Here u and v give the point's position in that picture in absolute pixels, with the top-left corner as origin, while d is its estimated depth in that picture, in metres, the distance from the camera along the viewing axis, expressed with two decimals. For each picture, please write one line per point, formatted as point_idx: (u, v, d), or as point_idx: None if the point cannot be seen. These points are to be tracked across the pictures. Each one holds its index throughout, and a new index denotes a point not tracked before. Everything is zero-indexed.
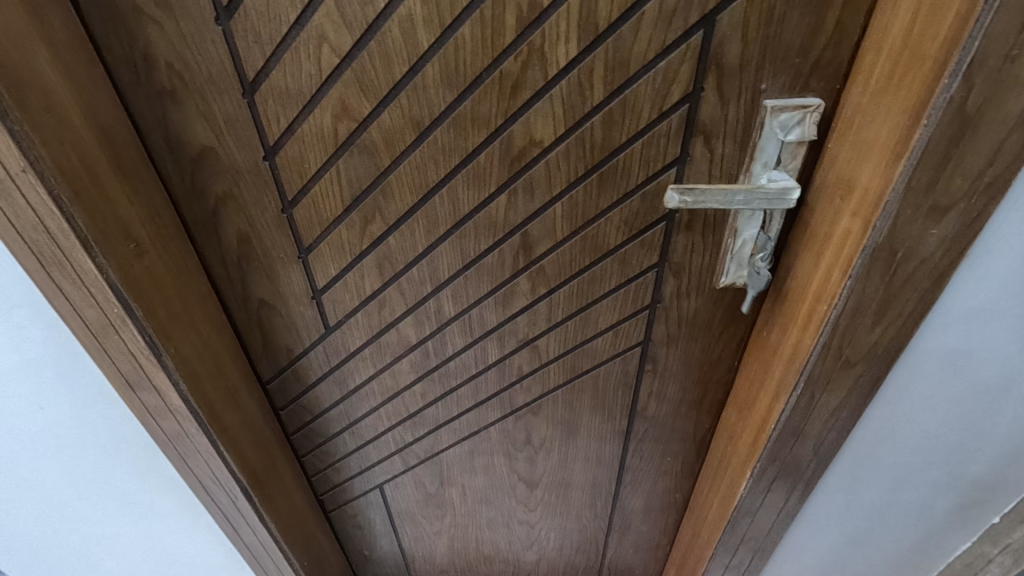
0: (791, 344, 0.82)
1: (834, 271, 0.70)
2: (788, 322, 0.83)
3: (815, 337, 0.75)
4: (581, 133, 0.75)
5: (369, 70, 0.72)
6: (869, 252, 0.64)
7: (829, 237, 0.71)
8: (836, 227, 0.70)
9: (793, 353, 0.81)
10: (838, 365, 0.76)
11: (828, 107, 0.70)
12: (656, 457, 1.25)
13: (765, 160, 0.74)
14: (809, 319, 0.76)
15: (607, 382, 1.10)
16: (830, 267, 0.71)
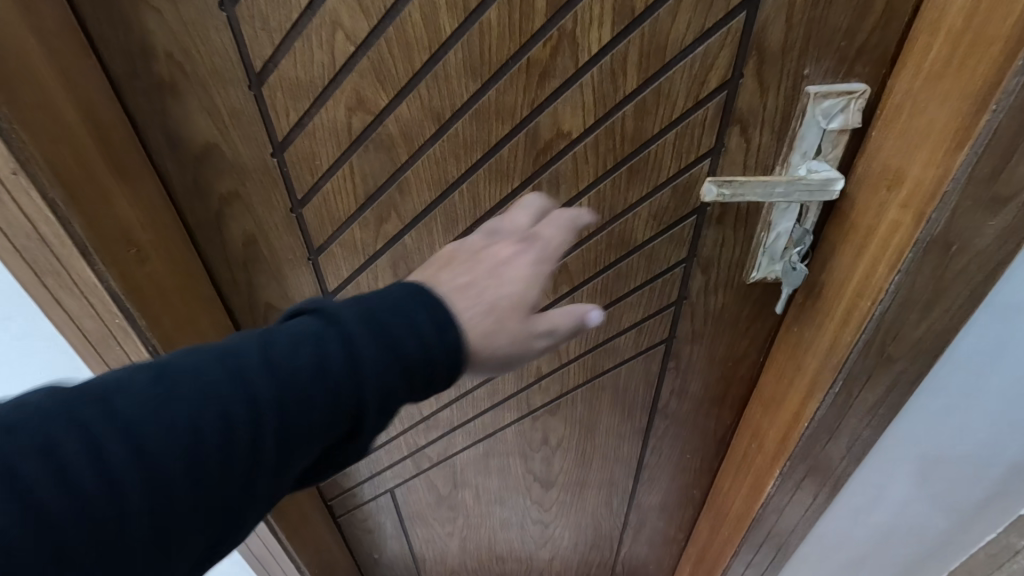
0: (824, 340, 0.78)
1: (877, 264, 0.67)
2: (821, 319, 0.79)
3: (853, 334, 0.71)
4: (611, 124, 0.71)
5: (386, 58, 0.67)
6: (921, 246, 0.61)
7: (871, 228, 0.67)
8: (881, 219, 0.66)
9: (828, 350, 0.77)
10: (878, 362, 0.73)
11: (872, 94, 0.67)
12: (675, 454, 1.23)
13: (805, 150, 0.70)
14: (846, 315, 0.72)
15: (628, 380, 1.07)
16: (872, 261, 0.67)
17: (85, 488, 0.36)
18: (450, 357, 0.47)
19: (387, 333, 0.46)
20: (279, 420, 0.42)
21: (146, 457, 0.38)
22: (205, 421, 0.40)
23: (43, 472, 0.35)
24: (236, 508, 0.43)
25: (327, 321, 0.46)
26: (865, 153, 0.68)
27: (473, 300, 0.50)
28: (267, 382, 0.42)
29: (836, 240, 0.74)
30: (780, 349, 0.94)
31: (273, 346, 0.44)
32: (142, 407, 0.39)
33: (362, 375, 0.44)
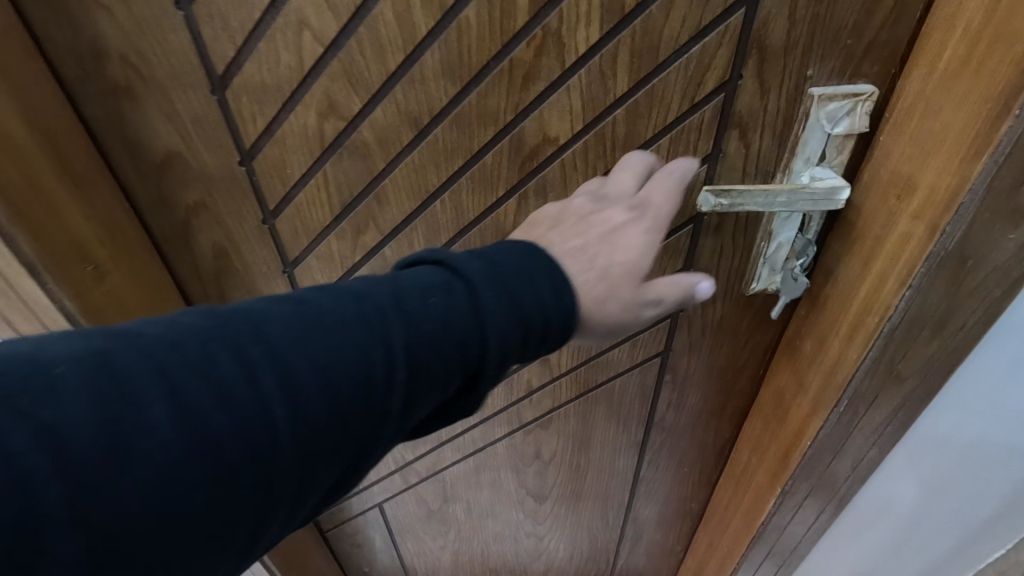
0: (829, 356, 0.73)
1: (886, 276, 0.62)
2: (826, 334, 0.74)
3: (862, 351, 0.67)
4: (601, 128, 0.66)
5: (358, 60, 0.62)
6: (936, 259, 0.57)
7: (881, 238, 0.63)
8: (891, 230, 0.61)
9: (834, 366, 0.72)
10: (887, 380, 0.69)
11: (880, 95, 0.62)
12: (672, 467, 1.19)
13: (807, 156, 0.65)
14: (852, 330, 0.68)
15: (622, 394, 1.02)
16: (882, 273, 0.63)
17: (235, 411, 0.38)
18: (564, 321, 0.50)
19: (509, 289, 0.48)
20: (408, 364, 0.44)
21: (289, 387, 0.40)
22: (343, 360, 0.42)
23: (202, 392, 0.38)
24: (364, 447, 0.44)
25: (455, 274, 0.48)
26: (873, 157, 0.63)
27: (583, 267, 0.53)
28: (399, 325, 0.44)
29: (840, 251, 0.69)
30: (779, 362, 0.89)
31: (403, 292, 0.46)
32: (286, 340, 0.41)
33: (488, 326, 0.47)
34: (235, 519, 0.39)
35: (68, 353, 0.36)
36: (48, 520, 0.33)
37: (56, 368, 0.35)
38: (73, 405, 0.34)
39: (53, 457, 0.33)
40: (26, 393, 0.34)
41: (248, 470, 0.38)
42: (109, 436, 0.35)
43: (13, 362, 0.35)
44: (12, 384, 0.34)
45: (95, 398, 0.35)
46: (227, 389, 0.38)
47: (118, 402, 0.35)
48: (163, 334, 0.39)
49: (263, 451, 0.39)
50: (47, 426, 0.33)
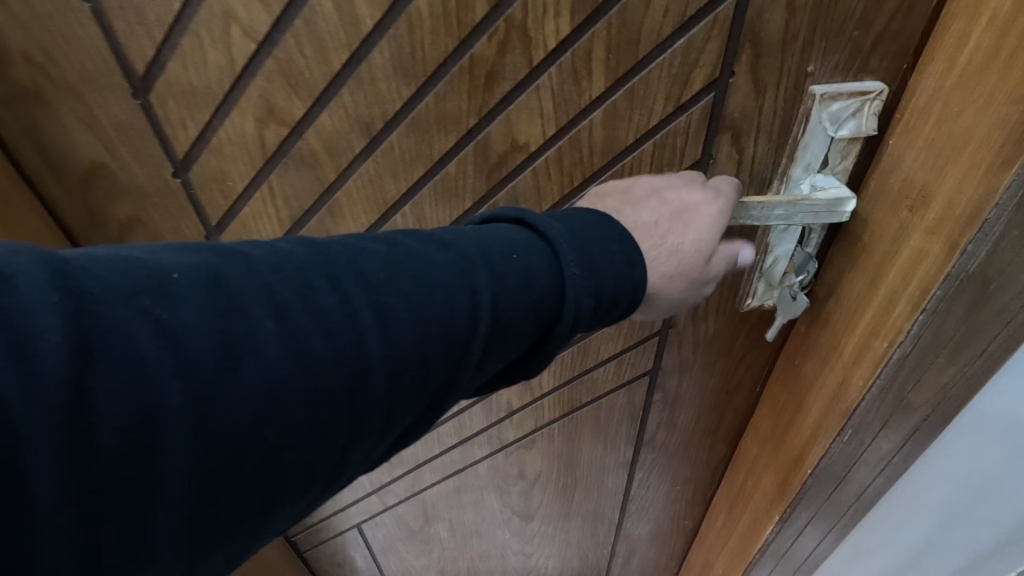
0: (833, 380, 0.67)
1: (896, 298, 0.56)
2: (828, 354, 0.67)
3: (869, 377, 0.61)
4: (576, 134, 0.59)
5: (296, 59, 0.54)
6: (953, 283, 0.51)
7: (891, 255, 0.56)
8: (901, 247, 0.54)
9: (837, 392, 0.66)
10: (896, 412, 0.62)
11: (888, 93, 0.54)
12: (665, 487, 1.12)
13: (808, 161, 0.58)
14: (857, 354, 0.62)
15: (609, 413, 0.96)
16: (891, 294, 0.56)
17: (334, 344, 0.33)
18: (633, 292, 0.44)
19: (588, 253, 0.42)
20: (493, 318, 0.39)
21: (385, 323, 0.35)
22: (429, 304, 0.37)
23: (306, 318, 0.33)
24: (443, 399, 0.39)
25: (535, 233, 0.43)
26: (881, 163, 0.55)
27: (651, 241, 0.48)
28: (489, 274, 0.39)
29: (844, 266, 0.62)
30: (776, 382, 0.82)
31: (492, 242, 0.41)
32: (381, 273, 0.37)
33: (568, 286, 0.41)
34: (323, 460, 0.34)
35: (181, 260, 0.32)
36: (154, 432, 0.29)
37: (170, 274, 0.31)
38: (189, 312, 0.30)
39: (166, 364, 0.29)
40: (141, 296, 0.30)
41: (345, 408, 0.34)
42: (217, 350, 0.30)
43: (123, 261, 0.31)
44: (126, 283, 0.30)
45: (206, 309, 0.31)
46: (329, 319, 0.34)
47: (228, 317, 0.31)
48: (268, 254, 0.35)
49: (360, 389, 0.34)
50: (161, 329, 0.29)
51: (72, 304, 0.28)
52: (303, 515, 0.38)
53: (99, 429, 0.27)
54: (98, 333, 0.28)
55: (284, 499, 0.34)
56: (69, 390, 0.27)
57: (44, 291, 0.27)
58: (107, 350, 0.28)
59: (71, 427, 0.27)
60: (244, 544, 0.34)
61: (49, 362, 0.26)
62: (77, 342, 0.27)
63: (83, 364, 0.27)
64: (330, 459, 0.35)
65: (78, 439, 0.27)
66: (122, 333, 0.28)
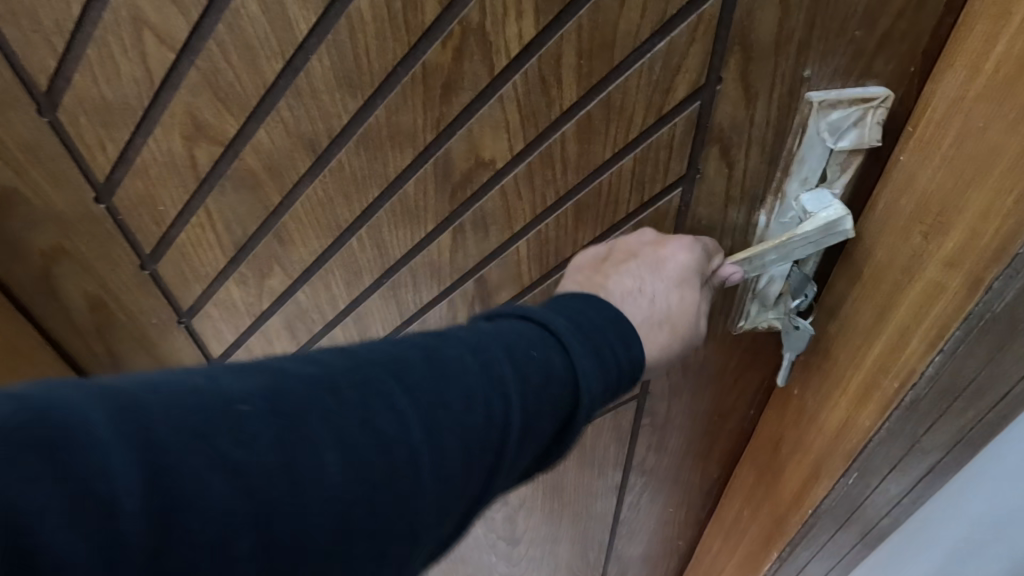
0: (839, 414, 0.59)
1: (910, 331, 0.49)
2: (831, 389, 0.60)
3: (877, 418, 0.54)
4: (547, 148, 0.53)
5: (223, 68, 0.47)
6: (975, 322, 0.44)
7: (902, 288, 0.49)
8: (915, 278, 0.48)
9: (841, 431, 0.60)
10: (910, 450, 0.55)
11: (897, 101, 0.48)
12: (656, 510, 1.06)
13: (805, 175, 0.52)
14: (864, 390, 0.56)
15: (595, 437, 0.90)
16: (902, 327, 0.50)
17: (392, 478, 0.30)
18: (635, 370, 0.40)
19: (602, 338, 0.38)
20: (536, 423, 0.35)
21: (442, 447, 0.32)
22: (481, 418, 0.33)
23: (370, 452, 0.29)
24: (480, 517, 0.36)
25: (546, 329, 0.37)
26: (890, 180, 0.49)
27: (641, 307, 0.45)
28: (519, 382, 0.34)
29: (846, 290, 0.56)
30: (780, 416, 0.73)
31: (517, 344, 0.36)
32: (434, 385, 0.33)
33: (583, 390, 0.36)
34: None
35: (244, 385, 0.29)
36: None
37: (237, 406, 0.28)
38: (262, 452, 0.27)
39: (243, 523, 0.26)
40: (212, 438, 0.26)
41: (408, 542, 0.31)
42: (289, 500, 0.27)
43: (186, 391, 0.27)
44: (195, 425, 0.26)
45: (269, 450, 0.27)
46: (389, 447, 0.30)
47: (295, 458, 0.28)
48: (328, 367, 0.31)
49: (419, 522, 0.31)
50: (236, 484, 0.26)
51: (144, 468, 0.24)
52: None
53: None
54: (173, 498, 0.24)
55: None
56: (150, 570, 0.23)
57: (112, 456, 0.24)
58: (184, 516, 0.24)
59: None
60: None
61: (128, 545, 0.23)
62: (154, 511, 0.24)
63: (158, 539, 0.24)
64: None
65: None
66: (199, 493, 0.25)
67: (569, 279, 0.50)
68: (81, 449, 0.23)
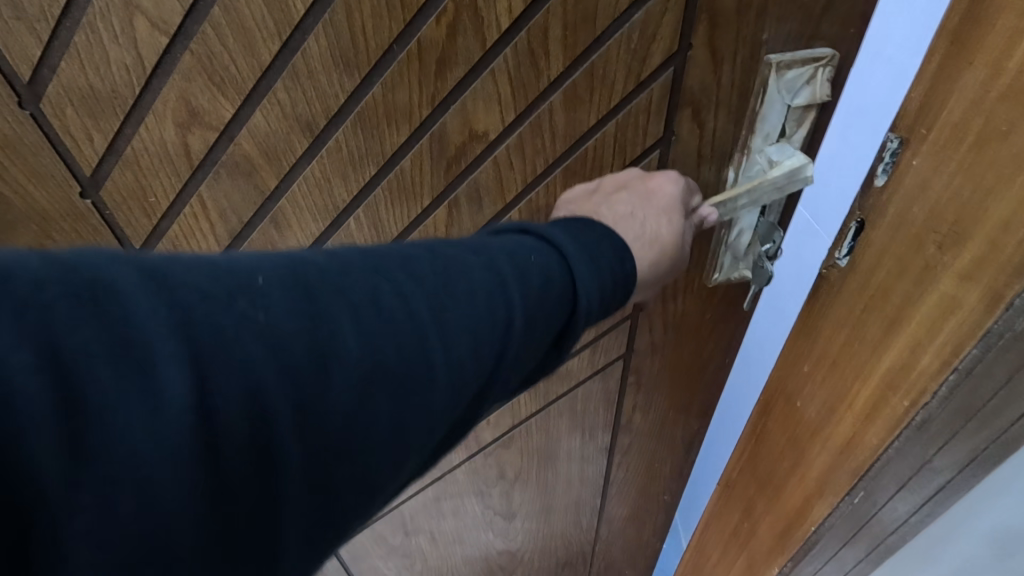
0: (838, 438, 0.52)
1: (916, 355, 0.42)
2: (835, 397, 0.52)
3: (886, 438, 0.46)
4: (537, 117, 0.56)
5: (219, 52, 0.48)
6: (996, 341, 0.37)
7: (910, 306, 0.42)
8: (927, 292, 0.41)
9: (843, 451, 0.51)
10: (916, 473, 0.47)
11: (912, 90, 0.41)
12: (643, 468, 1.12)
13: (767, 132, 0.57)
14: (870, 409, 0.48)
15: (586, 402, 0.95)
16: (908, 351, 0.43)
17: (403, 352, 0.32)
18: (626, 285, 0.44)
19: (591, 250, 0.42)
20: (536, 316, 0.38)
21: (445, 330, 0.34)
22: (487, 306, 0.36)
23: (383, 327, 0.32)
24: (486, 408, 0.38)
25: (546, 241, 0.41)
26: (900, 190, 0.43)
27: (635, 229, 0.48)
28: (517, 277, 0.38)
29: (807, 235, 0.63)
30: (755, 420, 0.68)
31: (513, 250, 0.39)
32: (437, 278, 0.35)
33: (580, 292, 0.40)
34: (406, 467, 0.33)
35: (262, 262, 0.31)
36: (274, 444, 0.28)
37: (256, 277, 0.30)
38: (279, 319, 0.29)
39: (272, 381, 0.27)
40: (236, 301, 0.28)
41: (422, 415, 0.33)
42: (312, 358, 0.29)
43: (208, 265, 0.29)
44: (217, 289, 0.28)
45: (286, 313, 0.29)
46: (399, 325, 0.32)
47: (315, 325, 0.30)
48: (342, 257, 0.34)
49: (429, 397, 0.33)
50: (256, 337, 0.28)
51: (176, 318, 0.26)
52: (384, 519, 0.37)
53: (225, 445, 0.26)
54: (206, 346, 0.26)
55: (372, 507, 0.33)
56: (193, 409, 0.25)
57: (145, 308, 0.26)
58: (218, 362, 0.26)
59: (204, 442, 0.25)
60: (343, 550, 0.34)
61: (170, 382, 0.25)
62: (191, 359, 0.26)
63: (197, 382, 0.25)
64: (410, 466, 0.34)
65: (210, 457, 0.26)
66: (229, 344, 0.27)
67: (561, 209, 0.53)
68: (116, 299, 0.25)
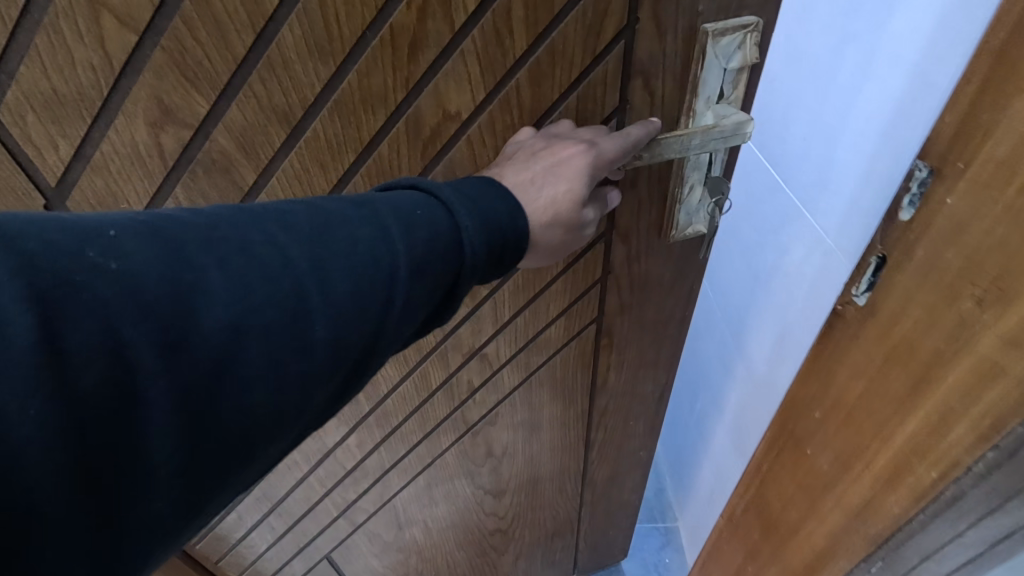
0: (855, 495, 0.61)
1: (952, 419, 0.49)
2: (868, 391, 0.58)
3: (911, 502, 0.54)
4: (505, 95, 0.60)
5: (190, 46, 0.47)
6: None
7: (944, 363, 0.49)
8: (965, 346, 0.47)
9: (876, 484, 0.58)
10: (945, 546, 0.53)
11: (947, 116, 0.48)
12: (621, 427, 1.19)
13: (708, 95, 0.65)
14: (890, 477, 0.56)
15: (565, 368, 1.00)
16: (945, 408, 0.50)
17: (272, 298, 0.37)
18: (518, 242, 0.50)
19: (482, 208, 0.48)
20: (413, 268, 0.43)
21: (325, 272, 0.40)
22: (357, 255, 0.41)
23: (238, 272, 0.37)
24: (380, 352, 0.44)
25: (433, 192, 0.47)
26: (932, 226, 0.50)
27: (529, 194, 0.54)
28: (405, 227, 0.43)
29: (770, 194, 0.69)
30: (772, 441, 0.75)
31: (401, 205, 0.45)
32: (312, 225, 0.41)
33: (467, 237, 0.46)
34: (287, 406, 0.39)
35: (115, 219, 0.36)
36: (130, 374, 0.33)
37: (103, 230, 0.35)
38: (146, 263, 0.35)
39: (131, 314, 0.33)
40: (84, 253, 0.33)
41: (294, 349, 0.38)
42: (164, 300, 0.34)
43: (88, 219, 0.35)
44: (66, 243, 0.33)
45: (156, 258, 0.35)
46: (269, 270, 0.38)
47: (178, 272, 0.35)
48: (190, 214, 0.38)
49: (306, 333, 0.39)
50: (123, 276, 0.34)
51: (17, 268, 0.31)
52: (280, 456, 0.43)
53: (75, 377, 0.31)
54: (50, 292, 0.31)
55: (256, 438, 0.39)
56: (38, 343, 0.30)
57: None
58: (60, 307, 0.31)
59: (49, 374, 0.30)
60: (236, 477, 0.41)
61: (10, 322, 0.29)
62: (56, 291, 0.31)
63: (61, 316, 0.31)
64: (291, 405, 0.39)
65: (55, 385, 0.31)
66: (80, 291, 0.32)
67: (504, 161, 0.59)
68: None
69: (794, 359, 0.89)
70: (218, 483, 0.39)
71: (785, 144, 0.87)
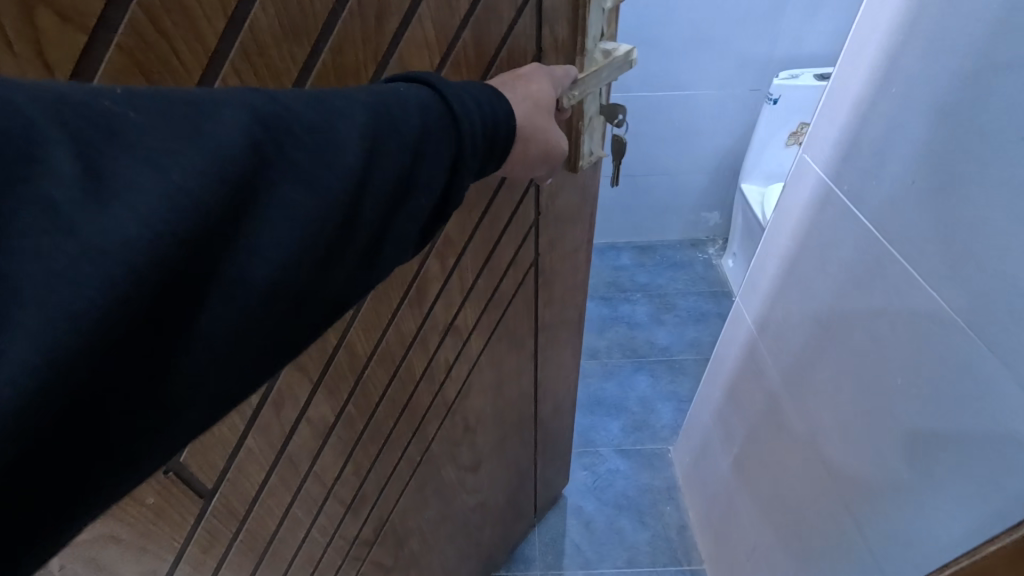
0: None
1: None
2: None
3: None
4: (455, 56, 0.62)
5: (154, 40, 0.39)
6: None
7: None
8: None
9: None
10: None
11: None
12: (559, 357, 1.31)
13: (596, 35, 0.76)
14: None
15: (515, 318, 1.06)
16: None
17: (288, 154, 0.37)
18: (505, 137, 0.54)
19: (461, 91, 0.50)
20: (413, 138, 0.45)
21: (336, 137, 0.39)
22: (354, 118, 0.41)
23: (253, 125, 0.36)
24: (387, 226, 0.45)
25: (416, 82, 0.50)
26: None
27: None
28: (392, 98, 0.45)
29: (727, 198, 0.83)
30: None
31: (389, 91, 0.46)
32: (309, 100, 0.40)
33: (456, 110, 0.48)
34: (308, 262, 0.38)
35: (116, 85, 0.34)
36: (170, 222, 0.31)
37: (115, 92, 0.33)
38: (161, 111, 0.33)
39: (157, 156, 0.32)
40: (100, 103, 0.32)
41: (313, 206, 0.37)
42: (190, 152, 0.33)
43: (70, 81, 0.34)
44: (79, 93, 0.32)
45: (178, 110, 0.34)
46: (283, 123, 0.37)
47: (196, 117, 0.34)
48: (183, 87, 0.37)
49: (320, 188, 0.38)
50: (145, 122, 0.33)
51: (42, 109, 0.30)
52: (298, 336, 0.42)
53: (127, 227, 0.30)
54: (83, 135, 0.31)
55: (282, 294, 0.38)
56: (83, 185, 0.29)
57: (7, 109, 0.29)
58: (100, 155, 0.31)
59: (106, 235, 0.29)
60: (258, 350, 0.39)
61: (51, 168, 0.29)
62: (85, 132, 0.31)
63: (98, 161, 0.30)
64: (314, 257, 0.38)
65: (105, 227, 0.29)
66: (118, 142, 0.31)
67: None
68: None
69: (792, 291, 1.11)
70: (243, 345, 0.37)
71: (843, 136, 0.95)
